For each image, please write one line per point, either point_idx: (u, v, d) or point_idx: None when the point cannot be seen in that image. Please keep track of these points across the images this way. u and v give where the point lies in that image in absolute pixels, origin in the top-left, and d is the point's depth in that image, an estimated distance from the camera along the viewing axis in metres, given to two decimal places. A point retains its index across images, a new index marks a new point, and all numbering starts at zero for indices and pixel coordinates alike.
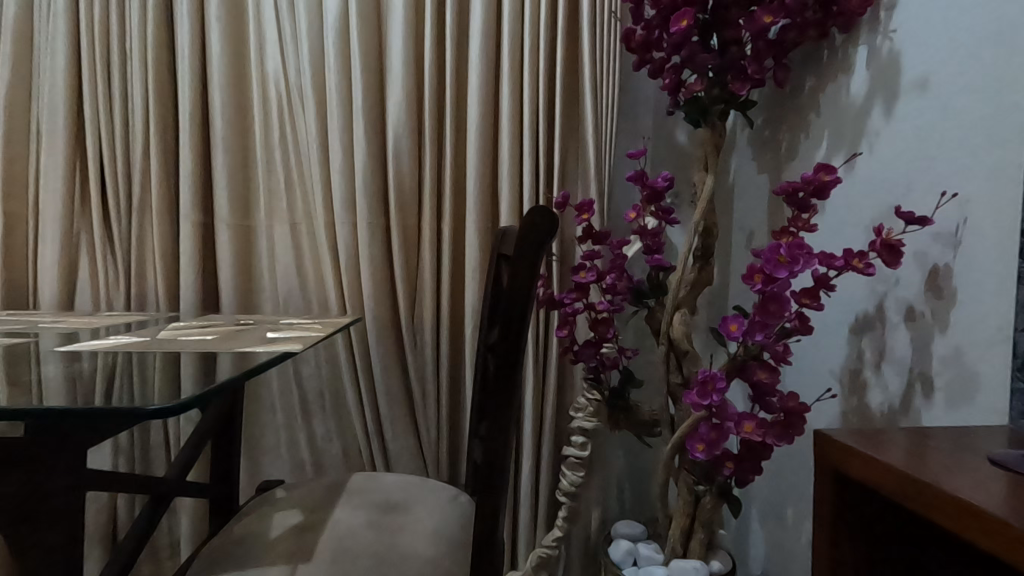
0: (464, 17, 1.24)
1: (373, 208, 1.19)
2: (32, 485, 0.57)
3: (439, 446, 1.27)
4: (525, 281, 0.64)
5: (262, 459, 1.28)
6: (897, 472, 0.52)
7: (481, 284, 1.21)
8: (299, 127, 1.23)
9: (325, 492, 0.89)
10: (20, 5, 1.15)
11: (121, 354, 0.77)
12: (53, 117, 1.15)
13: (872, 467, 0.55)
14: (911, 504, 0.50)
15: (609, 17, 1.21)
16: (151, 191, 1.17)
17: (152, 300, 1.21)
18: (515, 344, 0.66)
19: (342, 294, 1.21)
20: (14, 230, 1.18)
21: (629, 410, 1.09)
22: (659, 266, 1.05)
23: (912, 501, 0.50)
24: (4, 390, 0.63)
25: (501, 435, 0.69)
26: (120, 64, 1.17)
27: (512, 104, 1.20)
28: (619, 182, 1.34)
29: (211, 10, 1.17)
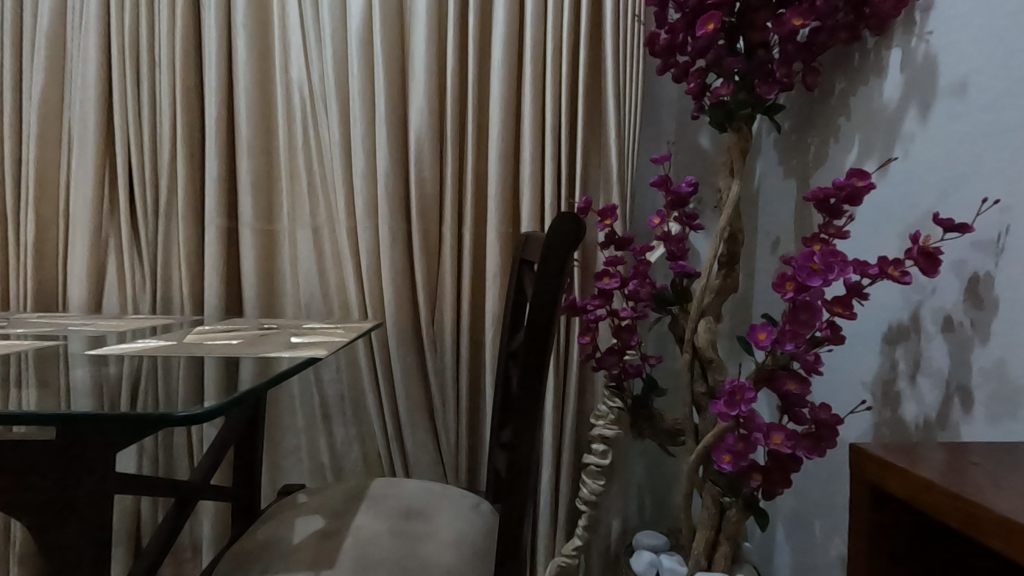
0: (487, 22, 1.24)
1: (395, 212, 1.19)
2: (62, 489, 0.57)
3: (458, 451, 1.26)
4: (552, 288, 0.63)
5: (282, 462, 1.29)
6: (937, 488, 0.51)
7: (501, 289, 1.21)
8: (322, 132, 1.24)
9: (346, 497, 0.89)
10: (54, 13, 1.17)
11: (147, 358, 0.78)
12: (83, 122, 1.18)
13: (912, 483, 0.53)
14: (952, 521, 0.49)
15: (633, 20, 1.20)
16: (177, 195, 1.19)
17: (177, 303, 1.22)
18: (540, 351, 0.65)
19: (363, 298, 1.22)
20: (45, 233, 1.21)
21: (653, 418, 1.08)
22: (683, 273, 1.04)
23: (953, 519, 0.48)
24: (35, 393, 0.63)
25: (526, 445, 0.69)
26: (149, 70, 1.19)
27: (534, 108, 1.19)
28: (641, 187, 1.32)
29: (238, 16, 1.18)
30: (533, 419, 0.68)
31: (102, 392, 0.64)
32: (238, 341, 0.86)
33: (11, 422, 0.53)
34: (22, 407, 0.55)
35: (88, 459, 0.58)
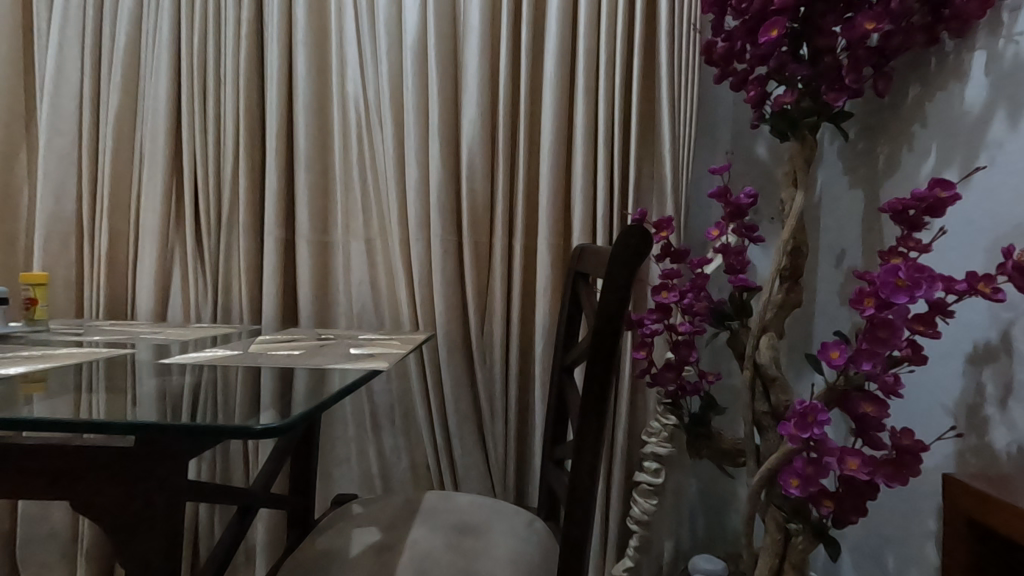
0: (539, 34, 1.24)
1: (446, 223, 1.20)
2: (137, 495, 0.58)
3: (506, 464, 1.24)
4: (618, 301, 0.62)
5: (333, 472, 1.30)
6: None
7: (552, 300, 1.19)
8: (377, 146, 1.26)
9: (400, 510, 0.89)
10: (130, 36, 1.24)
11: (209, 367, 0.80)
12: (155, 138, 1.23)
13: None
14: None
15: (688, 29, 1.18)
16: (239, 208, 1.23)
17: (236, 313, 1.26)
18: (606, 365, 0.63)
19: (415, 309, 1.22)
20: (118, 244, 1.27)
21: (712, 437, 1.04)
22: (744, 287, 1.00)
23: None
24: (105, 399, 0.65)
25: (590, 464, 0.67)
26: (215, 88, 1.23)
27: (587, 120, 1.18)
28: (697, 198, 1.29)
29: (298, 35, 1.22)
30: (597, 438, 0.66)
31: (168, 402, 0.65)
32: (298, 352, 0.87)
33: (81, 430, 0.54)
34: (93, 416, 0.56)
35: (153, 468, 0.59)
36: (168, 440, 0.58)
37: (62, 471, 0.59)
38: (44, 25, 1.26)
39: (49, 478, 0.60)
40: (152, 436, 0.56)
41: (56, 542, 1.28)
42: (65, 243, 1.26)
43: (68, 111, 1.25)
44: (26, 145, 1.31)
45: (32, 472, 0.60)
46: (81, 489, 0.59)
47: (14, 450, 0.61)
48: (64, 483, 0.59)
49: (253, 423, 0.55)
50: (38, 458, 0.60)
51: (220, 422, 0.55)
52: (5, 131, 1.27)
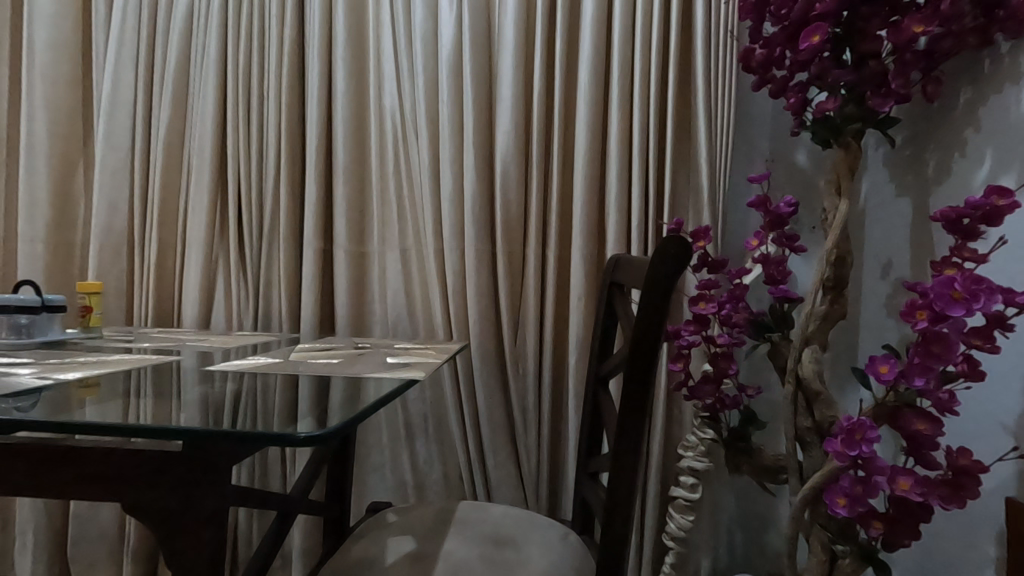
0: (573, 45, 1.25)
1: (480, 234, 1.20)
2: (185, 499, 0.60)
3: (538, 475, 1.24)
4: (658, 312, 0.61)
5: (367, 479, 1.31)
6: None
7: (585, 311, 1.18)
8: (412, 157, 1.28)
9: (434, 519, 0.89)
10: (180, 56, 1.29)
11: (252, 375, 0.82)
12: (201, 152, 1.28)
13: None
14: None
15: (725, 36, 1.17)
16: (280, 219, 1.27)
17: (276, 321, 1.29)
18: (646, 378, 0.62)
19: (449, 319, 1.23)
20: (166, 254, 1.32)
21: (752, 452, 1.01)
22: (785, 298, 0.98)
23: None
24: (152, 405, 0.67)
25: (628, 477, 0.66)
26: (258, 103, 1.28)
27: (621, 129, 1.18)
28: (735, 208, 1.27)
29: (338, 52, 1.26)
30: (636, 450, 0.65)
31: (212, 408, 0.67)
32: (337, 360, 0.89)
33: (131, 433, 0.56)
34: (142, 420, 0.58)
35: (197, 472, 0.60)
36: (212, 445, 0.60)
37: (112, 473, 0.61)
38: (101, 47, 1.33)
39: (99, 480, 0.62)
40: (197, 441, 0.57)
41: (104, 542, 1.33)
42: (117, 254, 1.32)
43: (121, 128, 1.32)
44: (82, 161, 1.38)
45: (83, 474, 0.62)
46: (130, 490, 0.61)
47: (68, 452, 0.63)
48: (114, 485, 0.61)
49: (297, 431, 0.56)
50: (90, 460, 0.62)
51: (261, 429, 0.56)
52: (65, 148, 1.34)
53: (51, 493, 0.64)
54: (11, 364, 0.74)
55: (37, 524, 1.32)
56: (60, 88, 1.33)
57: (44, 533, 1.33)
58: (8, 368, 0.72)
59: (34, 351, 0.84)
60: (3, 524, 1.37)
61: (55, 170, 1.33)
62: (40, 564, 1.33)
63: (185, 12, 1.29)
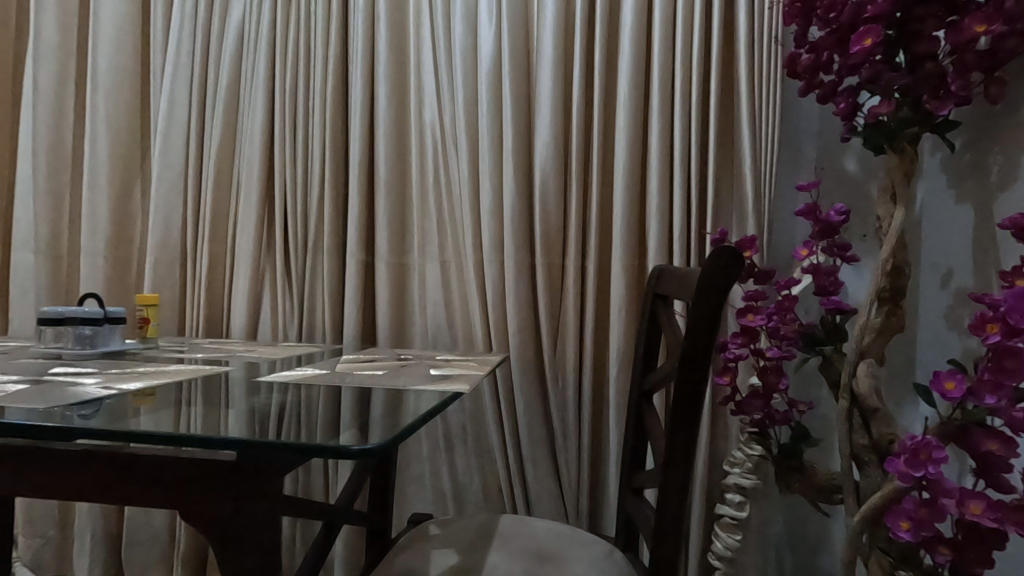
0: (613, 54, 1.24)
1: (520, 246, 1.20)
2: (242, 506, 0.61)
3: (579, 489, 1.22)
4: (709, 326, 0.60)
5: (408, 490, 1.31)
6: None
7: (626, 323, 1.17)
8: (452, 170, 1.29)
9: (477, 532, 0.89)
10: (231, 77, 1.35)
11: (305, 385, 0.84)
12: (250, 169, 1.33)
13: None
14: None
15: (770, 42, 1.15)
16: (324, 233, 1.30)
17: (319, 332, 1.32)
18: (698, 393, 0.61)
19: (488, 331, 1.24)
20: (216, 267, 1.36)
21: (804, 470, 0.98)
22: (837, 310, 0.94)
23: None
24: (203, 414, 0.69)
25: (678, 494, 0.64)
26: (303, 120, 1.32)
27: (662, 138, 1.16)
28: (781, 216, 1.23)
29: (380, 69, 1.29)
30: (686, 465, 0.63)
31: (260, 418, 0.68)
32: (380, 372, 0.90)
33: (184, 443, 0.57)
34: (193, 430, 0.60)
35: (252, 481, 0.61)
36: (262, 455, 0.61)
37: (167, 480, 0.63)
38: (159, 71, 1.39)
39: (153, 487, 0.64)
40: (245, 451, 0.58)
41: (156, 545, 1.37)
42: (171, 267, 1.38)
43: (176, 147, 1.37)
44: (140, 179, 1.45)
45: (139, 480, 0.64)
46: (184, 498, 0.63)
47: (124, 460, 0.65)
48: (168, 492, 0.63)
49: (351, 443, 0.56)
50: (146, 468, 0.64)
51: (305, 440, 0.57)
52: (124, 167, 1.41)
53: (106, 499, 0.66)
54: (77, 374, 0.78)
55: (94, 527, 1.38)
56: (121, 111, 1.40)
57: (101, 536, 1.38)
58: (74, 378, 0.75)
59: (97, 361, 0.88)
60: (63, 526, 1.43)
61: (115, 187, 1.40)
62: (97, 566, 1.39)
63: (236, 35, 1.35)
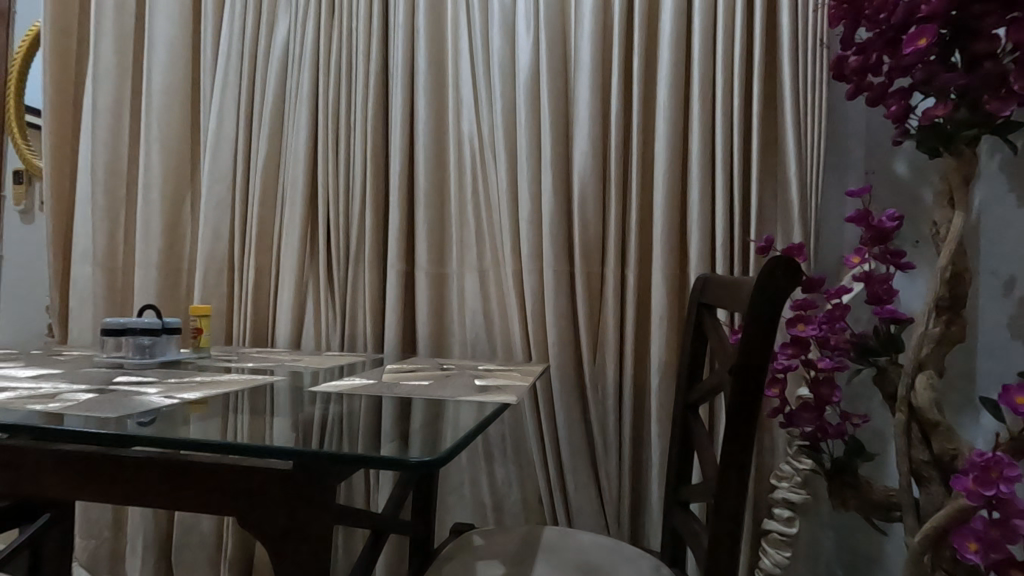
0: (651, 63, 1.23)
1: (559, 255, 1.20)
2: (297, 516, 0.62)
3: (620, 502, 1.20)
4: (765, 337, 0.59)
5: (448, 499, 1.31)
6: None
7: (668, 333, 1.15)
8: (490, 180, 1.30)
9: (521, 544, 0.89)
10: (276, 94, 1.39)
11: (354, 395, 0.86)
12: (295, 182, 1.36)
13: None
14: None
15: (815, 45, 1.12)
16: (365, 244, 1.32)
17: (360, 341, 1.34)
18: (753, 406, 0.60)
19: (527, 340, 1.23)
20: (262, 277, 1.40)
21: (860, 487, 0.94)
22: (892, 319, 0.91)
23: None
24: (250, 423, 0.70)
25: (733, 509, 0.63)
26: (346, 134, 1.35)
27: (703, 145, 1.15)
28: (829, 223, 1.20)
29: (419, 82, 1.31)
30: (740, 479, 0.62)
31: (304, 428, 0.69)
32: (426, 382, 0.90)
33: (243, 452, 0.58)
34: (239, 438, 0.61)
35: (307, 490, 0.62)
36: (316, 465, 0.62)
37: (224, 487, 0.65)
38: (208, 90, 1.45)
39: (211, 494, 0.65)
40: (297, 461, 0.59)
41: (204, 549, 1.40)
42: (218, 278, 1.42)
43: (224, 162, 1.42)
44: (190, 194, 1.51)
45: (197, 486, 0.66)
46: (242, 504, 0.64)
47: (181, 467, 0.67)
48: (224, 500, 0.64)
49: (405, 454, 0.56)
50: (202, 476, 0.66)
51: (355, 451, 0.57)
52: (175, 182, 1.47)
53: (160, 506, 0.67)
54: (139, 383, 0.81)
55: (146, 530, 1.43)
56: (172, 128, 1.46)
57: (152, 539, 1.43)
58: (137, 387, 0.78)
59: (156, 370, 0.91)
60: (117, 529, 1.49)
61: (167, 202, 1.45)
62: (149, 567, 1.43)
63: (281, 54, 1.39)
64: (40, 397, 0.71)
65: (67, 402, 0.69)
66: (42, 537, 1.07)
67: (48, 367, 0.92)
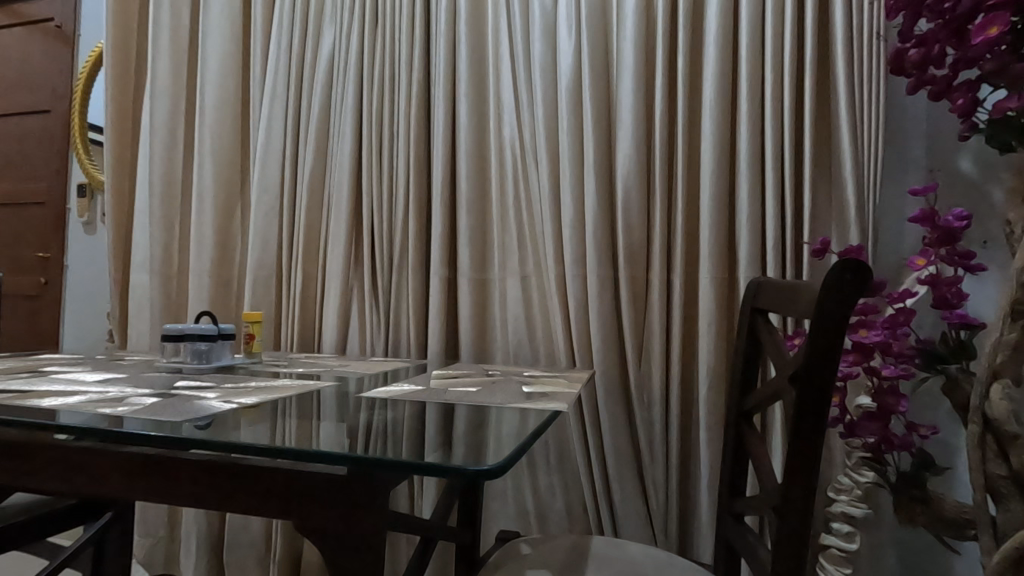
0: (697, 62, 1.21)
1: (603, 260, 1.18)
2: (353, 524, 0.62)
3: (667, 512, 1.17)
4: (833, 346, 0.56)
5: (491, 506, 1.30)
6: None
7: (717, 339, 1.12)
8: (532, 184, 1.29)
9: (570, 553, 0.87)
10: (322, 105, 1.42)
11: (406, 400, 0.86)
12: (340, 190, 1.39)
13: None
14: None
15: (871, 38, 1.07)
16: (409, 251, 1.34)
17: (404, 346, 1.35)
18: (821, 418, 0.57)
19: (571, 346, 1.22)
20: (310, 284, 1.43)
21: (929, 502, 0.89)
22: (964, 325, 0.86)
23: None
24: (300, 428, 0.70)
25: (797, 525, 0.60)
26: (389, 143, 1.37)
27: (752, 146, 1.12)
28: (890, 223, 1.15)
29: (461, 88, 1.31)
30: (805, 495, 0.59)
31: (353, 433, 0.69)
32: (475, 389, 0.90)
33: (303, 459, 0.59)
34: (291, 443, 0.61)
35: (364, 496, 0.63)
36: (372, 472, 0.62)
37: (282, 492, 0.66)
38: (257, 103, 1.49)
39: (265, 498, 0.66)
40: (353, 468, 0.59)
41: (254, 550, 1.44)
42: (267, 285, 1.45)
43: (273, 173, 1.46)
44: (240, 203, 1.55)
45: (252, 490, 0.67)
46: (299, 509, 0.65)
47: (241, 471, 0.68)
48: (283, 505, 0.65)
49: (465, 463, 0.55)
50: (259, 480, 0.67)
51: (411, 457, 0.57)
52: (226, 192, 1.52)
53: (220, 509, 0.69)
54: (198, 388, 0.83)
55: (199, 529, 1.47)
56: (224, 141, 1.51)
57: (205, 539, 1.47)
58: (197, 392, 0.80)
59: (213, 376, 0.94)
60: (172, 528, 1.54)
61: (219, 212, 1.50)
62: (202, 566, 1.48)
63: (327, 65, 1.43)
64: (108, 401, 0.74)
65: (133, 406, 0.72)
66: (105, 535, 1.11)
67: (112, 371, 0.96)
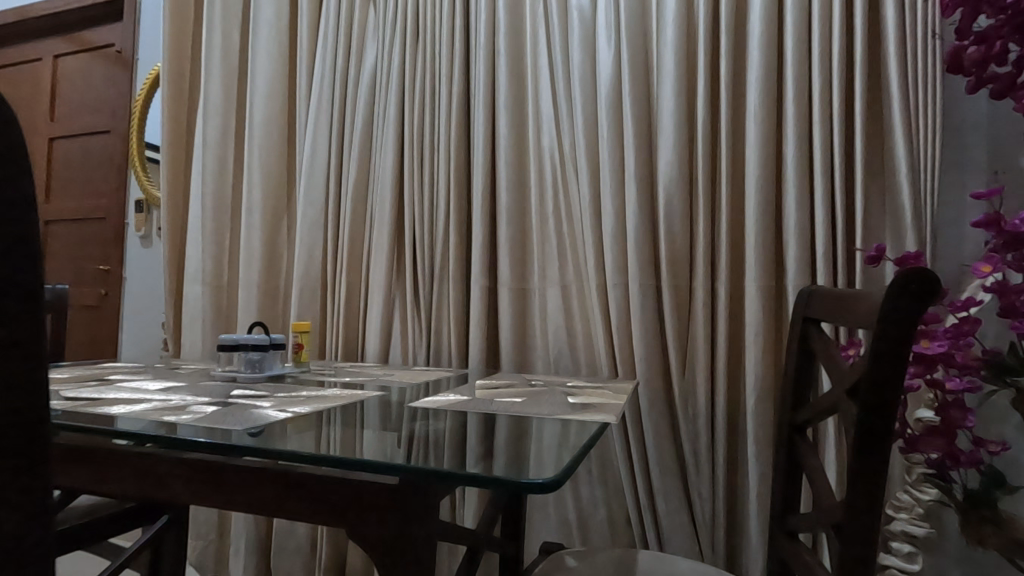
0: (740, 67, 1.19)
1: (644, 268, 1.17)
2: (403, 534, 0.63)
3: (715, 527, 1.14)
4: (896, 359, 0.53)
5: (533, 517, 1.29)
6: None
7: (765, 349, 1.09)
8: (572, 193, 1.29)
9: (617, 567, 0.86)
10: (365, 120, 1.46)
11: (451, 411, 0.87)
12: (383, 203, 1.42)
13: None
14: None
15: (926, 37, 1.04)
16: (449, 261, 1.35)
17: (445, 355, 1.36)
18: (884, 434, 0.55)
19: (613, 356, 1.21)
20: (353, 294, 1.46)
21: (1000, 523, 0.83)
22: None
23: None
24: (349, 437, 0.71)
25: (861, 546, 0.57)
26: (430, 155, 1.39)
27: (799, 151, 1.09)
28: (949, 228, 1.10)
29: (500, 99, 1.33)
30: (869, 513, 0.57)
31: (399, 443, 0.70)
32: (519, 399, 0.90)
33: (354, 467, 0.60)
34: (342, 452, 0.62)
35: (414, 506, 0.63)
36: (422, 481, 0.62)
37: (334, 499, 0.67)
38: (303, 119, 1.54)
39: (319, 505, 0.68)
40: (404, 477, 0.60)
41: (299, 555, 1.46)
42: (313, 296, 1.49)
43: (318, 186, 1.50)
44: (287, 215, 1.60)
45: (307, 497, 0.69)
46: (350, 516, 0.66)
47: (295, 479, 0.70)
48: (336, 512, 0.67)
49: (514, 475, 0.55)
50: (313, 488, 0.68)
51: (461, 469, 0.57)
52: (274, 205, 1.57)
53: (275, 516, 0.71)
54: (253, 397, 0.86)
55: (248, 533, 1.51)
56: (272, 156, 1.57)
57: (252, 543, 1.51)
58: (253, 401, 0.83)
59: (266, 385, 0.97)
60: (221, 531, 1.59)
61: (267, 225, 1.55)
62: (249, 569, 1.51)
63: (369, 81, 1.47)
64: (171, 409, 0.77)
65: (194, 414, 0.74)
66: (161, 537, 1.15)
67: (172, 380, 1.00)
